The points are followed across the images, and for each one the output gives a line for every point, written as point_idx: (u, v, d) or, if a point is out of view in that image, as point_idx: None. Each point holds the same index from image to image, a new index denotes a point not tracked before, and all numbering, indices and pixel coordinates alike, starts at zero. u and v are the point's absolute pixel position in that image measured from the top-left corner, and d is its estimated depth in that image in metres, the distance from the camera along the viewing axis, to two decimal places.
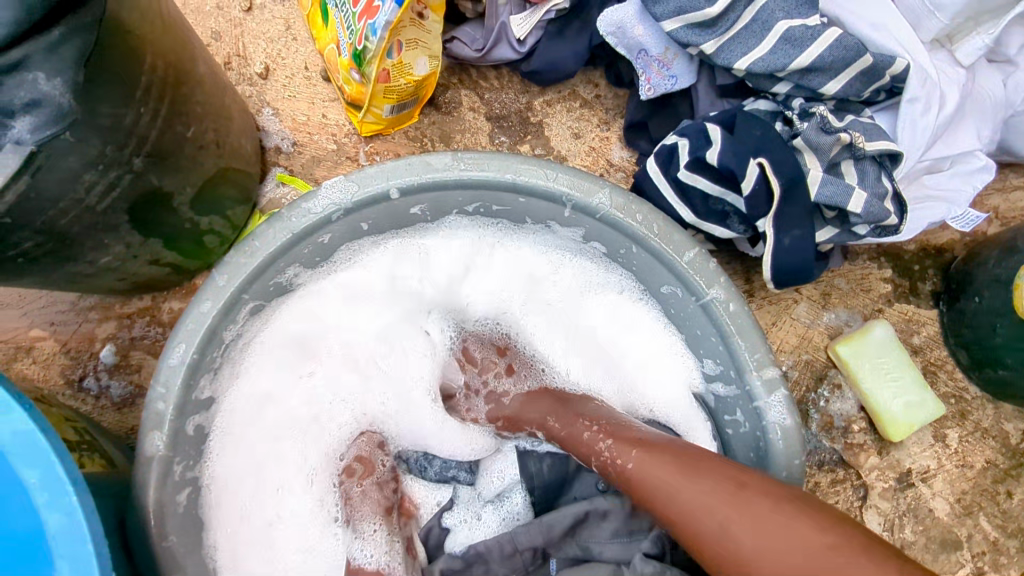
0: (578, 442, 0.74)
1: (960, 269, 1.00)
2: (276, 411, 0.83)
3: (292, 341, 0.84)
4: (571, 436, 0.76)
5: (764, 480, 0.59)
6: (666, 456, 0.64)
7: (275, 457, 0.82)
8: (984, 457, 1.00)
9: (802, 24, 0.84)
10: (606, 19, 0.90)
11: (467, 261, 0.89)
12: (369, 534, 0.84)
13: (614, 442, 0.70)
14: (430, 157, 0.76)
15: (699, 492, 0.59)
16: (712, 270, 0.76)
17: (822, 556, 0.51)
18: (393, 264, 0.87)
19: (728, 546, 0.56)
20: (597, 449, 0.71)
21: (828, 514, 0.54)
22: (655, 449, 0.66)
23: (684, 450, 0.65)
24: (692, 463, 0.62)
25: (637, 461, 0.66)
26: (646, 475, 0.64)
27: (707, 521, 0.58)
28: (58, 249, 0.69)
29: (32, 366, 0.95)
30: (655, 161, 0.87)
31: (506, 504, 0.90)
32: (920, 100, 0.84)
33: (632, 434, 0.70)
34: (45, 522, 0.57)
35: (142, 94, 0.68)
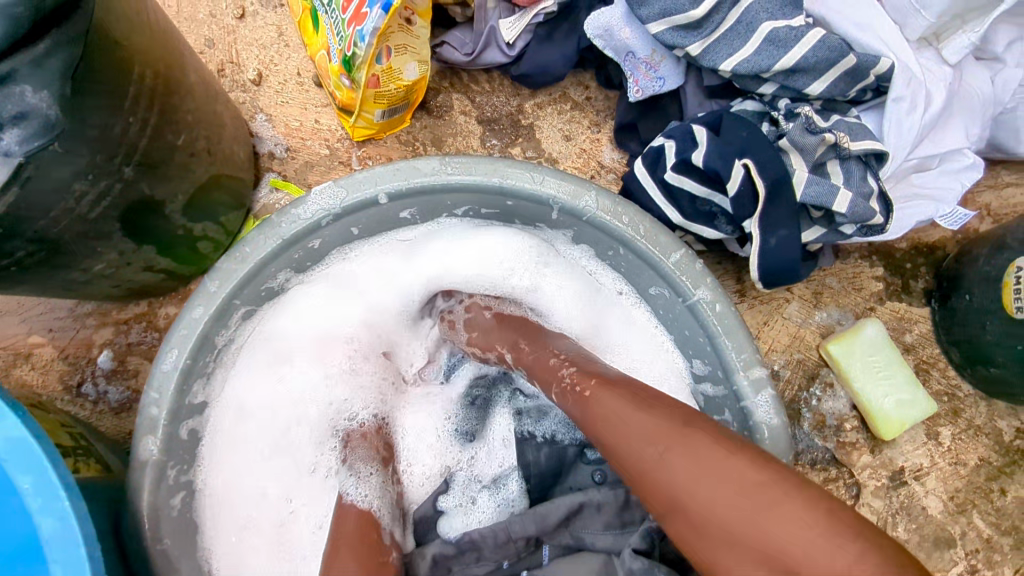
0: (541, 367, 0.73)
1: (951, 267, 1.00)
2: (261, 419, 0.81)
3: (274, 339, 0.83)
4: (537, 360, 0.75)
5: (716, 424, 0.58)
6: (623, 389, 0.64)
7: (258, 458, 0.81)
8: (978, 455, 1.00)
9: (787, 26, 0.84)
10: (592, 22, 0.91)
11: (452, 261, 0.86)
12: (365, 474, 0.79)
13: (576, 371, 0.69)
14: (417, 162, 0.77)
15: (645, 421, 0.58)
16: (699, 271, 0.76)
17: (758, 491, 0.50)
18: (378, 260, 0.86)
19: (664, 479, 0.54)
20: (557, 374, 0.70)
21: (770, 463, 0.52)
22: (611, 386, 0.65)
23: (637, 388, 0.64)
24: (647, 399, 0.61)
25: (593, 390, 0.65)
26: (603, 404, 0.63)
27: (648, 451, 0.56)
28: (51, 257, 0.70)
29: (31, 372, 0.96)
30: (642, 163, 0.87)
31: (503, 491, 0.85)
32: (906, 100, 0.84)
33: (594, 369, 0.69)
34: (38, 527, 0.58)
35: (131, 104, 0.69)
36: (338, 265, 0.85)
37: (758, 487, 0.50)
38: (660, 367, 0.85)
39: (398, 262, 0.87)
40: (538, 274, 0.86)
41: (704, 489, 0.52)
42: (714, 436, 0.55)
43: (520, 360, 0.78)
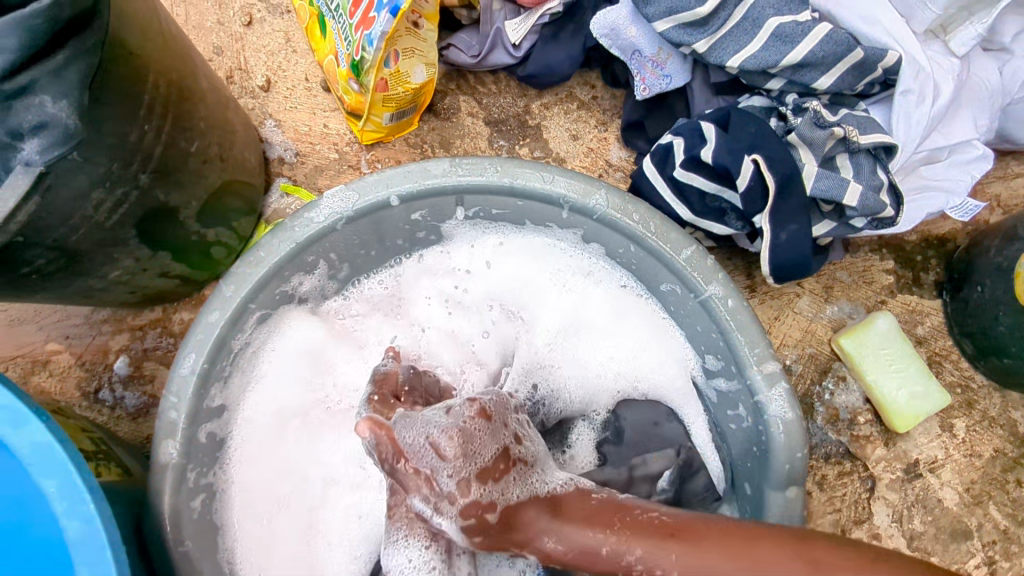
0: (594, 561, 0.62)
1: (962, 259, 1.00)
2: (286, 428, 0.83)
3: (309, 347, 0.85)
4: (582, 555, 0.63)
5: (826, 544, 0.56)
6: (715, 543, 0.58)
7: (290, 463, 0.82)
8: (993, 446, 1.00)
9: (793, 21, 0.85)
10: (598, 22, 0.91)
11: (487, 269, 0.90)
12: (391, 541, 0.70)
13: (639, 546, 0.61)
14: (428, 164, 0.78)
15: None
16: (710, 267, 0.77)
17: None
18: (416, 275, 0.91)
19: None
20: (626, 564, 0.61)
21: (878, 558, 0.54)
22: (692, 535, 0.60)
23: (722, 525, 0.60)
24: (752, 556, 0.56)
25: (680, 565, 0.58)
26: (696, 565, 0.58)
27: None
28: (70, 265, 0.71)
29: (48, 379, 0.97)
30: (651, 161, 0.87)
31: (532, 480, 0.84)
32: (914, 92, 0.84)
33: (651, 525, 0.62)
34: (64, 529, 0.59)
35: (146, 111, 0.69)
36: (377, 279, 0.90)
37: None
38: (670, 365, 0.86)
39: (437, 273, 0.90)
40: (569, 280, 0.89)
41: None
42: (818, 545, 0.56)
43: (556, 507, 0.66)
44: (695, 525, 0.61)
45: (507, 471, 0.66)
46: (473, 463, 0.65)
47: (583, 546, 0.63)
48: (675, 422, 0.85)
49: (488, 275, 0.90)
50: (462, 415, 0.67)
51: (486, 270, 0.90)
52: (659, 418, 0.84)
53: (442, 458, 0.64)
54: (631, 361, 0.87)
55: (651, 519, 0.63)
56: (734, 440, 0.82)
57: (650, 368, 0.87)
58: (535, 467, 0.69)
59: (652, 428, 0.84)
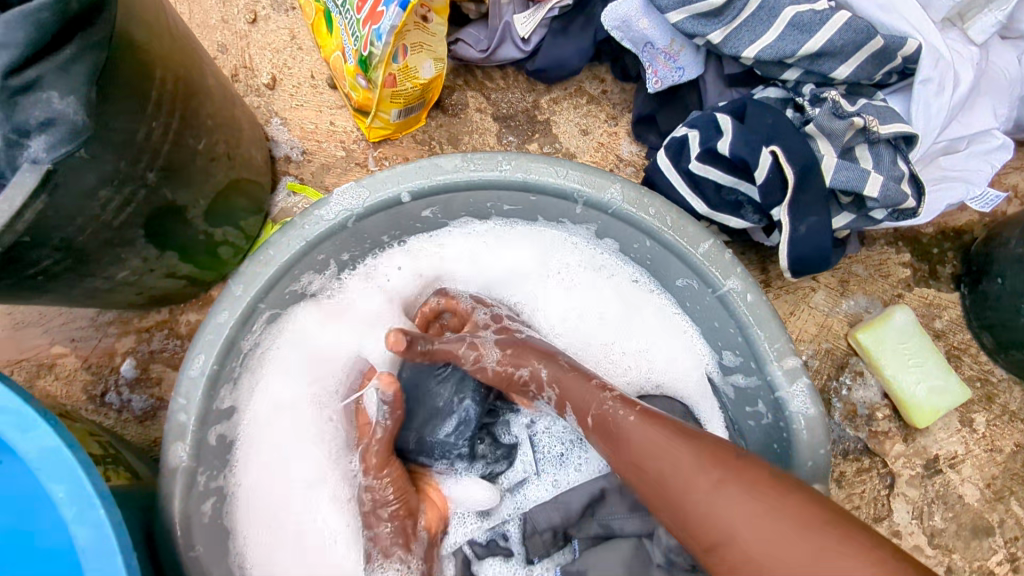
0: (578, 391, 0.72)
1: (980, 251, 0.99)
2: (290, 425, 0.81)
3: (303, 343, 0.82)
4: (571, 383, 0.73)
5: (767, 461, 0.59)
6: (675, 423, 0.64)
7: (298, 461, 0.81)
8: (1013, 441, 0.98)
9: (810, 10, 0.83)
10: (609, 13, 0.90)
11: (491, 262, 0.88)
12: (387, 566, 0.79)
13: (618, 397, 0.69)
14: (439, 159, 0.76)
15: (695, 455, 0.59)
16: (728, 261, 0.75)
17: (825, 526, 0.52)
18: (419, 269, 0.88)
19: (716, 508, 0.55)
20: (599, 400, 0.69)
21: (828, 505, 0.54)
22: (665, 415, 0.66)
23: (681, 424, 0.65)
24: (691, 432, 0.62)
25: (638, 415, 0.65)
26: (646, 428, 0.64)
27: (698, 455, 0.59)
28: (77, 266, 0.70)
29: (54, 383, 0.96)
30: (665, 155, 0.86)
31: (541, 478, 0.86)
32: (934, 81, 0.83)
33: (634, 400, 0.70)
34: (75, 536, 0.57)
35: (154, 108, 0.68)
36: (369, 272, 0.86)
37: (811, 506, 0.53)
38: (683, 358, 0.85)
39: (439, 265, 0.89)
40: (575, 271, 0.88)
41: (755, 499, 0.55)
42: (756, 457, 0.60)
43: (556, 382, 0.74)
44: (670, 416, 0.67)
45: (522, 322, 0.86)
46: (512, 357, 0.77)
47: (578, 397, 0.71)
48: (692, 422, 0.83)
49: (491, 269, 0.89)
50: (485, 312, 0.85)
51: (491, 261, 0.88)
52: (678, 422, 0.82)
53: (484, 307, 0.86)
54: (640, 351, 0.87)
55: (640, 406, 0.68)
56: (752, 438, 0.81)
57: (662, 361, 0.86)
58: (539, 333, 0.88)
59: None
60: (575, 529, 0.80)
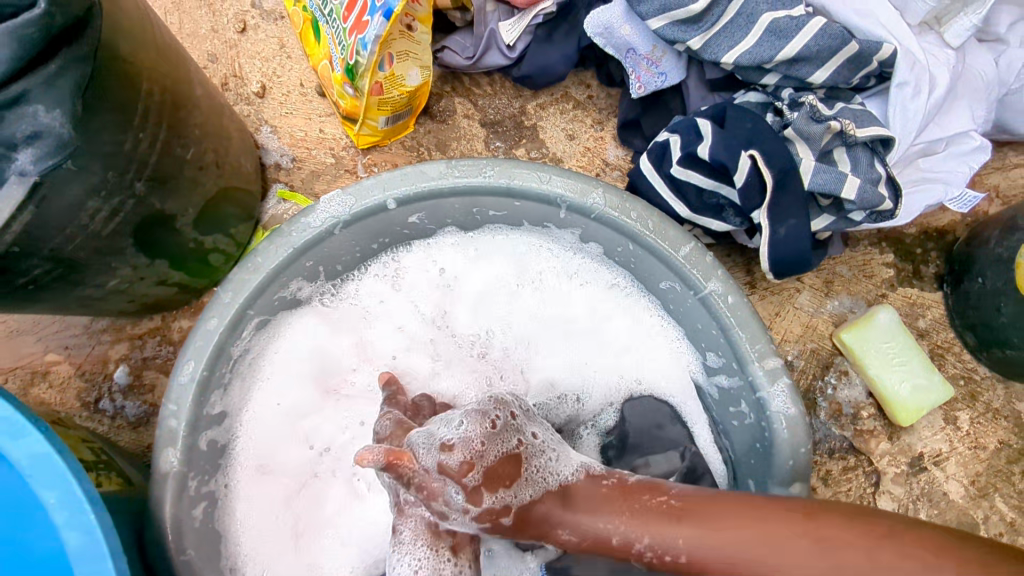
0: (607, 551, 0.60)
1: (962, 250, 1.00)
2: (281, 428, 0.82)
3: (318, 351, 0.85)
4: (597, 544, 0.61)
5: (840, 518, 0.54)
6: (719, 522, 0.57)
7: (286, 462, 0.81)
8: (997, 438, 0.99)
9: (786, 15, 0.85)
10: (592, 20, 0.91)
11: (477, 270, 0.88)
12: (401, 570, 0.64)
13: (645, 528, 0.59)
14: (424, 166, 0.77)
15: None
16: (709, 264, 0.76)
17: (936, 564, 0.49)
18: (408, 280, 0.88)
19: None
20: (636, 553, 0.59)
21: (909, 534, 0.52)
22: (699, 509, 0.58)
23: (733, 503, 0.58)
24: (765, 538, 0.54)
25: (686, 538, 0.57)
26: (720, 550, 0.55)
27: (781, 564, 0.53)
28: (67, 275, 0.71)
29: (48, 391, 0.97)
30: (648, 159, 0.87)
31: None
32: (909, 84, 0.84)
33: (658, 509, 0.60)
34: (65, 541, 0.58)
35: (141, 119, 0.69)
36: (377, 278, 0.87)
37: (907, 545, 0.51)
38: (668, 361, 0.85)
39: (442, 269, 0.88)
40: (560, 283, 0.87)
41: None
42: (830, 519, 0.54)
43: (575, 550, 0.62)
44: (695, 503, 0.59)
45: (518, 477, 0.61)
46: (479, 460, 0.60)
47: (610, 548, 0.60)
48: (678, 424, 0.84)
49: (478, 276, 0.88)
50: (469, 429, 0.61)
51: (478, 271, 0.88)
52: (663, 420, 0.83)
53: (464, 399, 0.68)
54: (627, 361, 0.87)
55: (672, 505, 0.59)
56: (735, 438, 0.82)
57: (649, 366, 0.86)
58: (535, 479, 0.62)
59: (655, 430, 0.83)
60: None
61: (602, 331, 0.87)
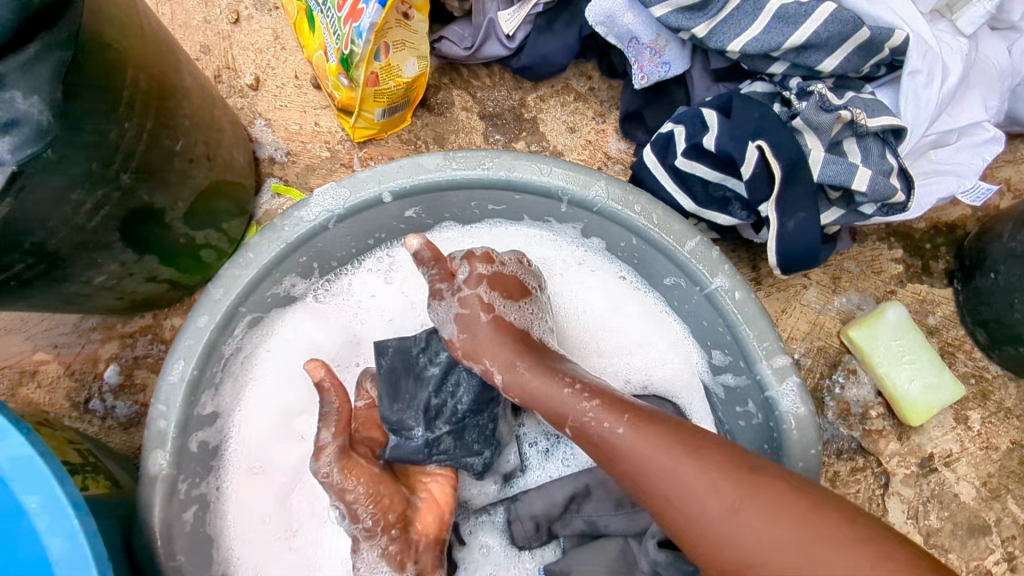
0: (552, 401, 0.66)
1: (973, 245, 0.97)
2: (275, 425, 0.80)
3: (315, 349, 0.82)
4: (545, 392, 0.67)
5: (777, 471, 0.56)
6: (667, 430, 0.59)
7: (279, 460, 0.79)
8: (1009, 438, 0.97)
9: (795, 2, 0.82)
10: (593, 8, 0.89)
11: None
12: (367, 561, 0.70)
13: (601, 405, 0.63)
14: (421, 158, 0.75)
15: (700, 478, 0.55)
16: (715, 259, 0.74)
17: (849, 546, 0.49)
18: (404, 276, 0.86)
19: (737, 539, 0.52)
20: (578, 410, 0.64)
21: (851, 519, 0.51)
22: (656, 421, 0.61)
23: (688, 427, 0.60)
24: (697, 446, 0.57)
25: (629, 428, 0.60)
26: (648, 447, 0.58)
27: (696, 472, 0.55)
28: (51, 270, 0.68)
29: (37, 391, 0.95)
30: (652, 151, 0.85)
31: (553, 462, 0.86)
32: (922, 73, 0.82)
33: (614, 401, 0.64)
34: (48, 548, 0.56)
35: (126, 109, 0.67)
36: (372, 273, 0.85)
37: (818, 511, 0.51)
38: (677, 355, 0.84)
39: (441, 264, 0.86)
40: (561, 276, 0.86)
41: (755, 507, 0.52)
42: (765, 467, 0.56)
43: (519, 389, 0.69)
44: (653, 413, 0.63)
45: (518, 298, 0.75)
46: (470, 341, 0.73)
47: (549, 398, 0.66)
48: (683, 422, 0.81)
49: None
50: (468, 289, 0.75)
51: None
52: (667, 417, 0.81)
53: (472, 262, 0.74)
54: (633, 356, 0.85)
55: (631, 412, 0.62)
56: (742, 439, 0.80)
57: (656, 361, 0.84)
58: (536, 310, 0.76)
59: None
60: (559, 526, 0.78)
61: (607, 324, 0.85)
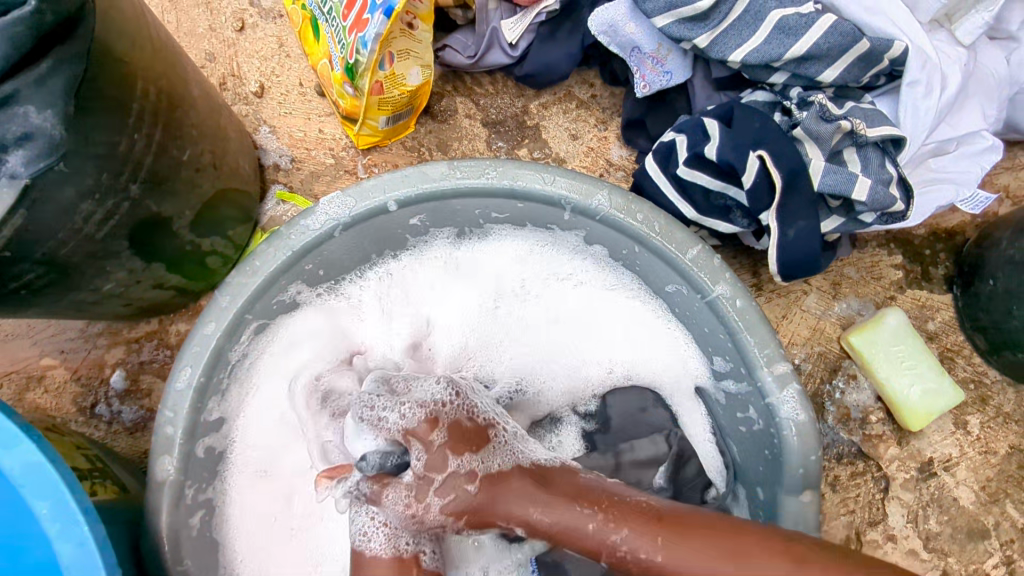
0: (580, 537, 0.64)
1: (972, 252, 0.98)
2: (269, 427, 0.80)
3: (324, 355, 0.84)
4: (568, 526, 0.65)
5: (809, 546, 0.55)
6: (698, 535, 0.59)
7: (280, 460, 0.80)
8: (1008, 443, 0.98)
9: (795, 13, 0.83)
10: (596, 18, 0.90)
11: (476, 263, 0.87)
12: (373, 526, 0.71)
13: (616, 519, 0.63)
14: (426, 167, 0.76)
15: None
16: (716, 267, 0.75)
17: None
18: (399, 278, 0.87)
19: None
20: (609, 543, 0.62)
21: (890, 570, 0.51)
22: (684, 527, 0.60)
23: (714, 523, 0.60)
24: (730, 545, 0.57)
25: (666, 547, 0.60)
26: (688, 554, 0.58)
27: (740, 572, 0.55)
28: (60, 279, 0.69)
29: (43, 396, 0.95)
30: (654, 160, 0.86)
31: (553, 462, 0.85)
32: (921, 83, 0.83)
33: (636, 510, 0.64)
34: (58, 553, 0.57)
35: (136, 120, 0.68)
36: (377, 283, 0.86)
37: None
38: (665, 357, 0.85)
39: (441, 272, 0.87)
40: (554, 279, 0.87)
41: None
42: (799, 544, 0.56)
43: (539, 532, 0.67)
44: (681, 514, 0.62)
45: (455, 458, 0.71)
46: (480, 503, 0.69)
47: (571, 529, 0.65)
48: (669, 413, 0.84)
49: (478, 270, 0.87)
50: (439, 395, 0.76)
51: (476, 266, 0.87)
52: (648, 405, 0.84)
53: (425, 440, 0.72)
54: (623, 354, 0.86)
55: (655, 522, 0.62)
56: (744, 443, 0.80)
57: (646, 361, 0.86)
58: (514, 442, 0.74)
59: (639, 415, 0.83)
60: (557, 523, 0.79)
61: (601, 326, 0.86)
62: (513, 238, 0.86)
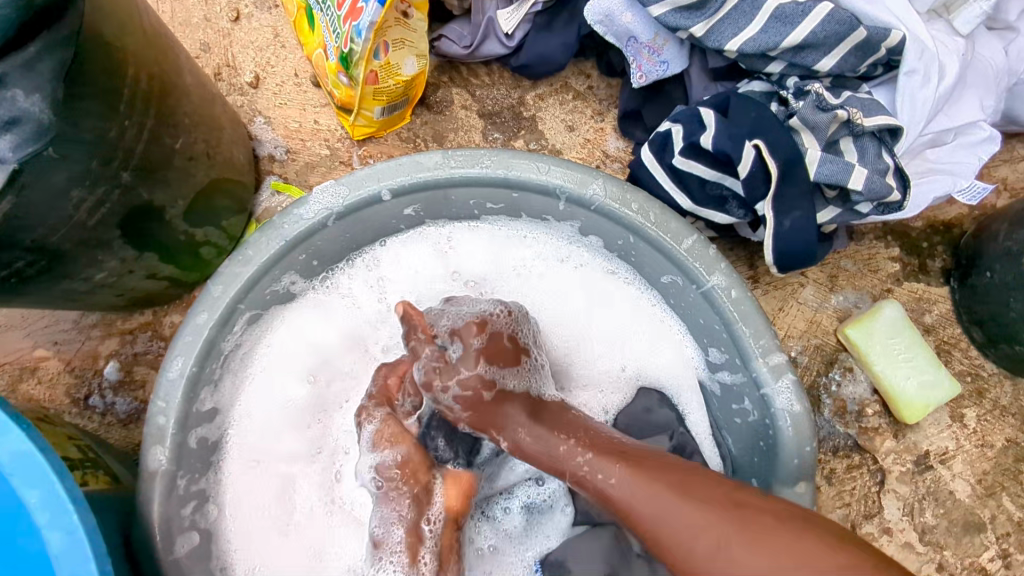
0: (552, 458, 0.66)
1: (969, 244, 0.98)
2: (259, 420, 0.79)
3: (312, 348, 0.82)
4: (545, 449, 0.66)
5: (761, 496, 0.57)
6: (657, 473, 0.60)
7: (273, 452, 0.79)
8: (1004, 436, 0.98)
9: (792, 2, 0.83)
10: (592, 8, 0.89)
11: (469, 255, 0.86)
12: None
13: (595, 456, 0.64)
14: (420, 156, 0.75)
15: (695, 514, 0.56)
16: (711, 257, 0.74)
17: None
18: (390, 270, 0.85)
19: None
20: (574, 464, 0.64)
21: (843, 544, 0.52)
22: (645, 459, 0.62)
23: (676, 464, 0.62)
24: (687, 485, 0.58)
25: (623, 475, 0.61)
26: (639, 483, 0.60)
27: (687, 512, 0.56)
28: (51, 267, 0.69)
29: (37, 386, 0.95)
30: (650, 150, 0.85)
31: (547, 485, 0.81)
32: (918, 73, 0.82)
33: (610, 446, 0.65)
34: (47, 542, 0.56)
35: (127, 107, 0.67)
36: (365, 277, 0.85)
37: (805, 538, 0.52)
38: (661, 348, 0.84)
39: (429, 259, 0.85)
40: (545, 270, 0.86)
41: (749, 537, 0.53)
42: (749, 494, 0.57)
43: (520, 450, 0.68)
44: (649, 456, 0.63)
45: None
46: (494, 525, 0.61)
47: (552, 455, 0.66)
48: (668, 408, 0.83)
49: (471, 261, 0.86)
50: None
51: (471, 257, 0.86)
52: (651, 404, 0.83)
53: None
54: (621, 346, 0.85)
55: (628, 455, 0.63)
56: (739, 435, 0.80)
57: (644, 353, 0.85)
58: (538, 373, 0.73)
59: (645, 414, 0.82)
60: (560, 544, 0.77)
61: (595, 316, 0.85)
62: (505, 228, 0.86)
